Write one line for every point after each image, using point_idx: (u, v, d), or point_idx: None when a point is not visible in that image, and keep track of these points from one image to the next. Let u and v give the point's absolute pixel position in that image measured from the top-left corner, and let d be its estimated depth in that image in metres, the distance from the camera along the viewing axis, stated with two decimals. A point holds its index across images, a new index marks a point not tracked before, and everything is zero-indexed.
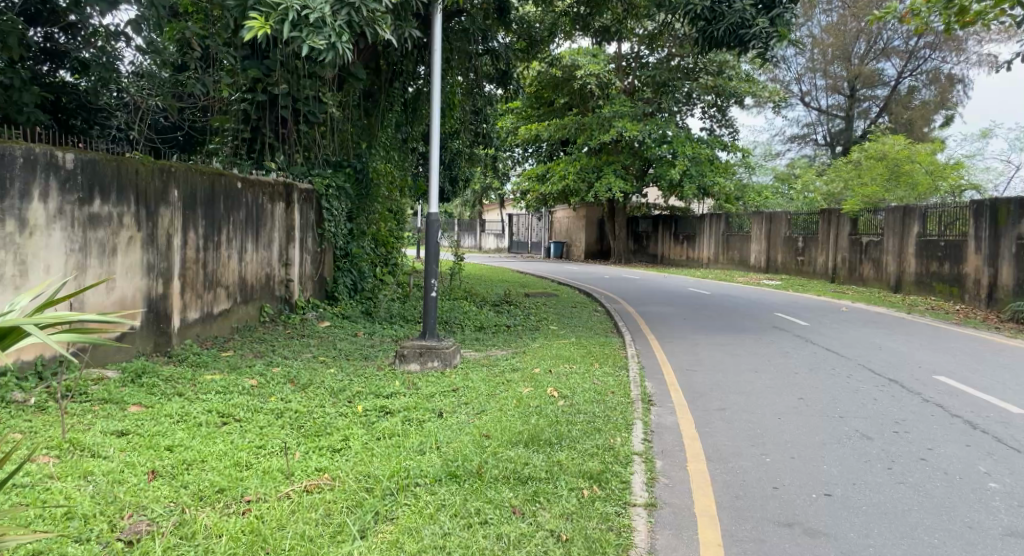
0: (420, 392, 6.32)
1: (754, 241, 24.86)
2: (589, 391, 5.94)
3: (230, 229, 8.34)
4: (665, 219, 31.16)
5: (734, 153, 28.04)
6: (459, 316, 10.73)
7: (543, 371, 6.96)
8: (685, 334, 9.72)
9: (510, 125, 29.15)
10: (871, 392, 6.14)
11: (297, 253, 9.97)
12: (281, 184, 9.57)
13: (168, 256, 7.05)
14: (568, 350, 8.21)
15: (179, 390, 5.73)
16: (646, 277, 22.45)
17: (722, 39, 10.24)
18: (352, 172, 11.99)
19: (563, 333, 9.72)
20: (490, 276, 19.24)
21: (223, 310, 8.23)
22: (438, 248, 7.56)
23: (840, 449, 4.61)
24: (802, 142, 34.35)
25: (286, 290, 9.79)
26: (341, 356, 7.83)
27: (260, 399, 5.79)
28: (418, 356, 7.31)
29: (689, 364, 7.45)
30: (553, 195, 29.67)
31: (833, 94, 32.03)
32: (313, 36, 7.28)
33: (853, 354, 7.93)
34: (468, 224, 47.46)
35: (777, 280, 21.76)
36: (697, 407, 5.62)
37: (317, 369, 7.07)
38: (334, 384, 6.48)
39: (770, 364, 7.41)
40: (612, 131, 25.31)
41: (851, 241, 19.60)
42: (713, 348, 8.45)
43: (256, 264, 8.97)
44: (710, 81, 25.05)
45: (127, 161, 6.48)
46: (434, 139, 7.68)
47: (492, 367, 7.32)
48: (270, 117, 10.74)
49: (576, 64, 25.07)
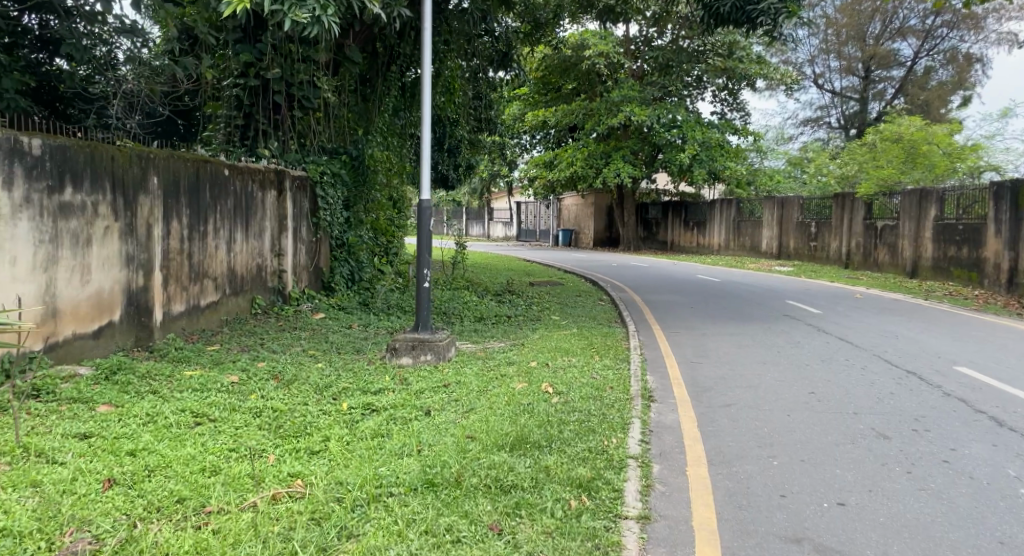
0: (409, 388, 6.03)
1: (766, 227, 24.36)
2: (586, 387, 5.62)
3: (217, 218, 8.04)
4: (674, 206, 30.66)
5: (745, 137, 27.51)
6: (458, 306, 10.42)
7: (540, 365, 6.66)
8: (691, 324, 9.36)
9: (517, 111, 28.74)
10: (887, 385, 5.77)
11: (291, 243, 9.66)
12: (272, 171, 9.25)
13: (149, 247, 6.75)
14: (568, 342, 7.90)
15: (154, 388, 5.43)
16: (654, 264, 22.03)
17: (729, 16, 9.83)
18: (348, 159, 11.47)
19: (564, 324, 9.40)
20: (495, 265, 18.90)
21: (211, 302, 7.95)
22: (432, 236, 7.19)
23: (854, 450, 4.26)
24: (816, 125, 33.68)
25: (279, 281, 9.49)
26: (332, 349, 7.54)
27: (239, 396, 5.47)
28: (411, 349, 6.98)
29: (694, 356, 7.10)
30: (561, 182, 29.27)
31: (847, 76, 31.32)
32: (296, 10, 7.15)
33: (867, 343, 7.56)
34: (477, 213, 47.14)
35: (789, 266, 21.29)
36: (701, 404, 5.27)
37: (305, 364, 6.77)
38: (321, 380, 6.19)
39: (779, 355, 7.05)
40: (620, 115, 24.84)
41: (865, 225, 19.14)
42: (720, 339, 8.09)
43: (247, 255, 8.68)
44: (720, 63, 24.50)
45: (101, 147, 6.17)
46: (427, 119, 7.34)
47: (487, 361, 7.02)
48: (264, 103, 10.57)
49: (583, 48, 24.63)
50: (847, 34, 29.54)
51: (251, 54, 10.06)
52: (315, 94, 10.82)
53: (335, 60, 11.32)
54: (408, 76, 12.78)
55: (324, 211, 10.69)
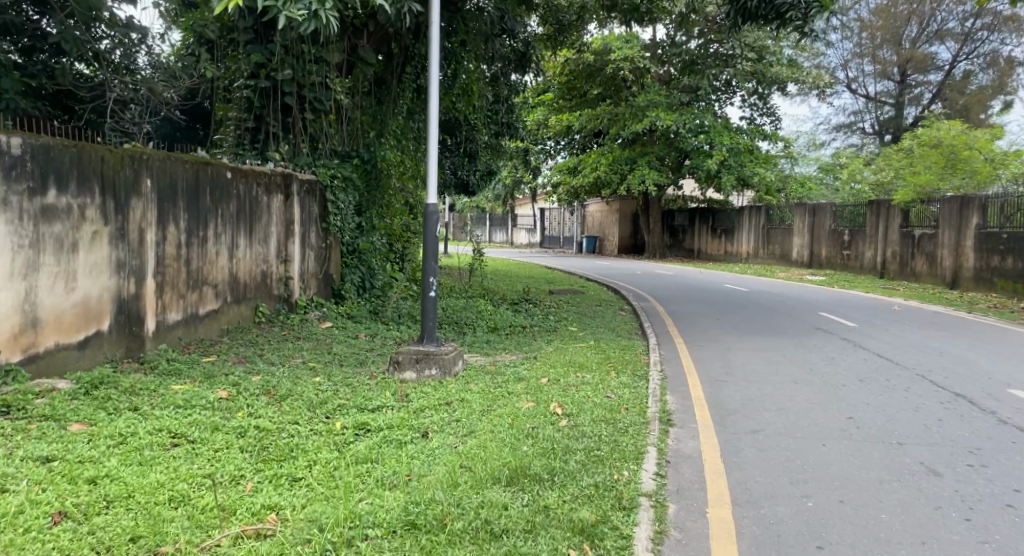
0: (409, 406, 5.62)
1: (796, 234, 23.63)
2: (601, 408, 5.14)
3: (218, 223, 7.69)
4: (701, 213, 30.01)
5: (775, 142, 26.83)
6: (471, 316, 10.01)
7: (552, 382, 6.19)
8: (717, 337, 8.82)
9: (541, 117, 28.32)
10: (933, 410, 5.22)
11: (298, 249, 9.33)
12: (279, 175, 8.92)
13: (142, 254, 6.40)
14: (584, 356, 7.42)
15: (135, 404, 5.04)
16: (680, 272, 21.46)
17: (757, 11, 9.33)
18: (359, 162, 11.05)
19: (581, 336, 8.93)
20: (515, 272, 18.48)
21: (211, 311, 7.61)
22: (438, 241, 6.84)
23: (902, 490, 3.73)
24: (849, 130, 32.81)
25: (285, 289, 9.15)
26: (334, 361, 7.15)
27: (224, 414, 5.04)
28: (414, 363, 6.58)
29: (718, 373, 6.60)
30: (585, 188, 28.77)
31: (881, 81, 30.45)
32: (292, 6, 7.20)
33: (908, 361, 6.99)
34: (500, 219, 46.78)
35: (822, 275, 20.58)
36: (725, 431, 4.79)
37: (302, 377, 6.37)
38: (316, 396, 5.79)
39: (812, 373, 6.51)
40: (646, 120, 24.30)
41: (901, 233, 18.44)
42: (748, 354, 7.56)
43: (250, 261, 8.35)
44: (750, 67, 23.87)
45: (90, 148, 5.82)
46: (434, 118, 6.94)
47: (495, 377, 6.58)
48: (274, 105, 10.31)
49: (608, 52, 24.22)
50: (882, 37, 28.72)
51: (262, 54, 9.79)
52: (327, 96, 10.59)
53: (349, 62, 11.25)
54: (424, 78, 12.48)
55: (334, 216, 10.32)
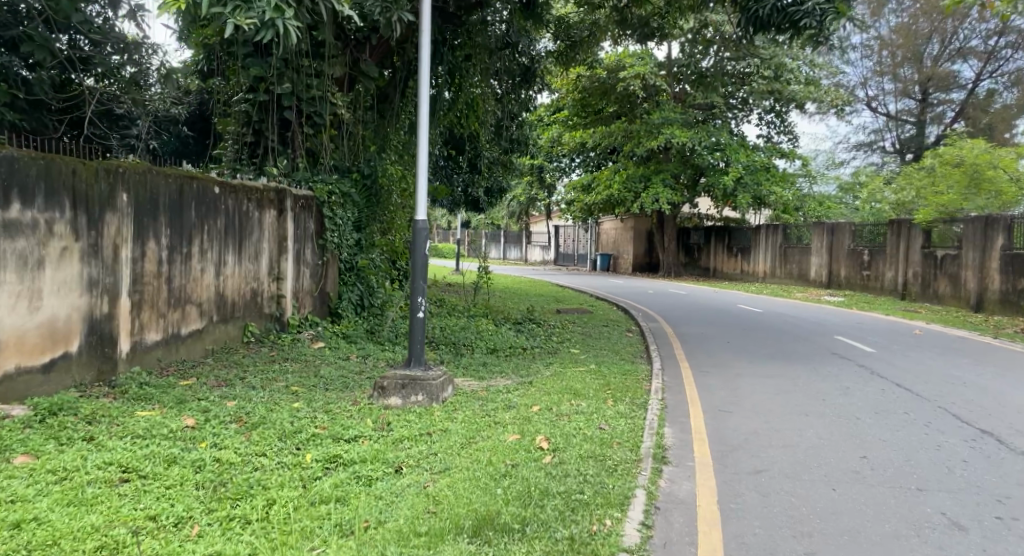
0: (388, 436, 5.27)
1: (815, 254, 23.06)
2: (591, 442, 4.74)
3: (203, 240, 7.41)
4: (717, 231, 29.48)
5: (793, 160, 26.35)
6: (470, 337, 9.64)
7: (543, 411, 5.80)
8: (727, 362, 8.37)
9: (554, 134, 28.02)
10: (957, 450, 4.77)
11: (291, 266, 9.03)
12: (272, 190, 8.65)
13: (117, 271, 6.11)
14: (582, 382, 7.02)
15: (91, 433, 4.72)
16: (694, 292, 20.99)
17: (768, 19, 8.97)
18: (359, 177, 10.79)
19: (583, 359, 8.52)
20: (524, 290, 18.13)
21: (194, 330, 7.31)
22: (427, 260, 6.51)
23: (920, 549, 3.31)
24: (869, 149, 32.22)
25: (277, 307, 8.85)
26: (318, 385, 6.80)
27: (186, 445, 4.69)
28: (400, 389, 6.22)
29: (723, 403, 6.17)
30: (599, 206, 28.40)
31: (903, 99, 29.89)
32: (240, 14, 6.83)
33: (929, 392, 6.52)
34: (515, 236, 46.48)
35: (841, 296, 20.02)
36: (724, 471, 4.39)
37: (280, 403, 6.02)
38: (290, 423, 5.44)
39: (823, 404, 6.08)
40: (660, 138, 23.93)
41: (923, 254, 17.90)
42: (757, 382, 7.12)
43: (239, 279, 8.06)
44: (766, 85, 23.46)
45: (61, 160, 5.57)
46: (424, 133, 6.64)
47: (485, 405, 6.19)
48: (274, 118, 10.17)
49: (621, 69, 23.77)
50: (902, 54, 28.22)
51: (261, 68, 9.72)
52: (328, 110, 10.31)
53: (350, 76, 11.02)
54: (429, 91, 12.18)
55: (331, 233, 10.01)
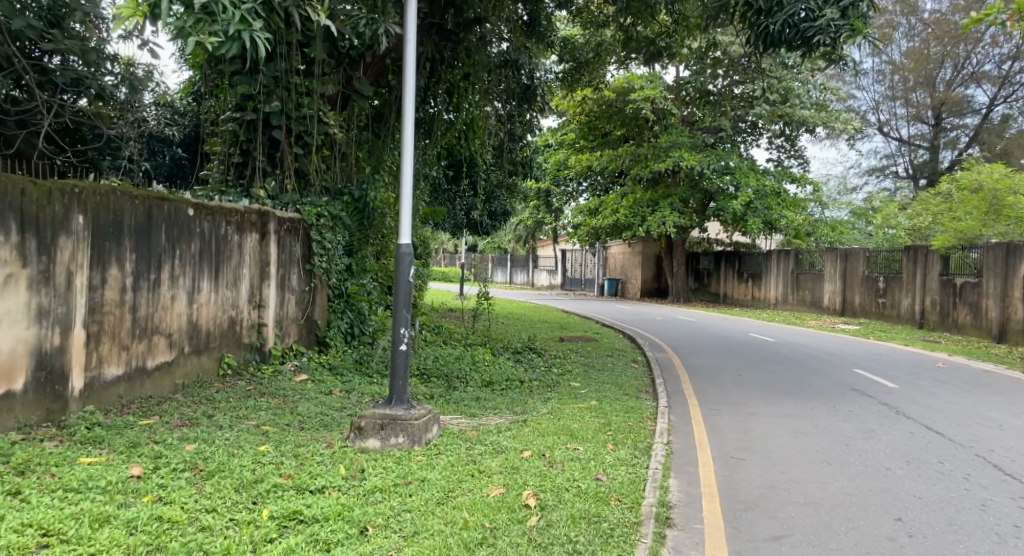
0: (359, 487, 4.71)
1: (827, 280, 22.39)
2: (585, 501, 4.18)
3: (174, 265, 6.91)
4: (727, 256, 28.85)
5: (804, 185, 25.81)
6: (465, 368, 9.06)
7: (534, 457, 5.19)
8: (738, 398, 7.75)
9: (561, 158, 27.60)
10: (1004, 513, 4.17)
11: (274, 293, 8.52)
12: (254, 212, 8.18)
13: (71, 300, 5.62)
14: (580, 421, 6.45)
15: (20, 485, 4.19)
16: (703, 318, 20.37)
17: (779, 36, 8.47)
18: (350, 200, 10.26)
19: (583, 394, 7.90)
20: (527, 316, 17.57)
21: (162, 363, 6.80)
22: (411, 289, 6.00)
23: None
24: (881, 174, 31.66)
25: (258, 337, 8.33)
26: (293, 425, 6.24)
27: (125, 501, 4.14)
28: (379, 430, 5.66)
29: (734, 448, 5.58)
30: (606, 230, 27.85)
31: (915, 124, 29.37)
32: (202, 29, 6.20)
33: (963, 437, 5.91)
34: (522, 261, 45.93)
35: (855, 324, 19.36)
36: (738, 538, 3.81)
37: (245, 446, 5.46)
38: (249, 470, 4.86)
39: (847, 451, 5.49)
40: (668, 161, 23.46)
41: (941, 281, 17.27)
42: (771, 422, 6.52)
43: (215, 307, 7.56)
44: (776, 109, 23.01)
45: (8, 179, 5.10)
46: (408, 151, 6.15)
47: (472, 447, 5.62)
48: (263, 138, 9.76)
49: (630, 91, 23.26)
50: (914, 79, 27.77)
51: (250, 86, 9.34)
52: (318, 130, 9.89)
53: (343, 94, 10.64)
54: (428, 110, 11.73)
55: (320, 257, 9.49)
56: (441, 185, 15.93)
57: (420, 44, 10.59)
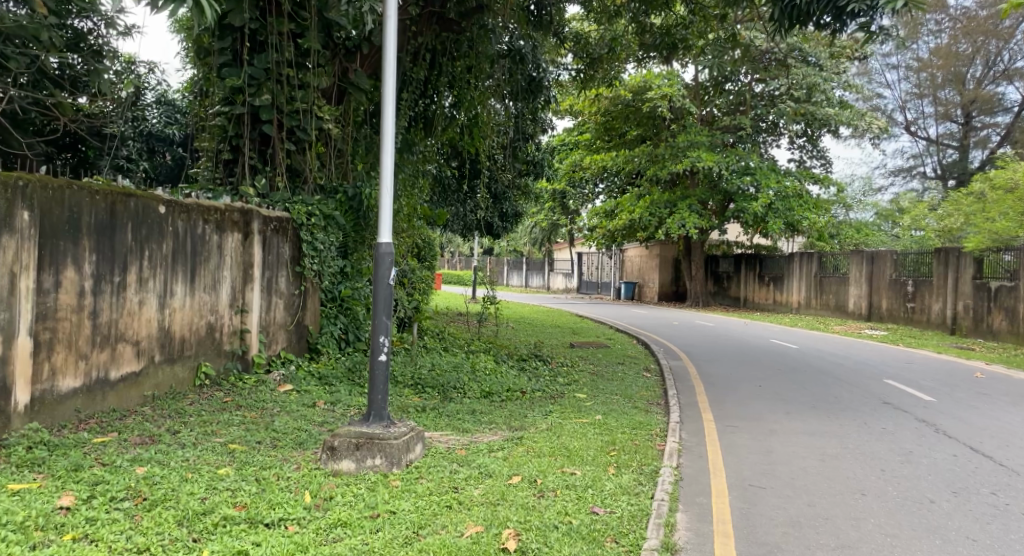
0: (323, 519, 4.13)
1: (853, 284, 21.52)
2: (574, 545, 3.63)
3: (144, 267, 6.38)
4: (747, 259, 28.01)
5: (827, 186, 24.94)
6: (463, 377, 8.46)
7: (524, 484, 4.57)
8: (759, 414, 7.06)
9: (577, 159, 26.90)
10: None
11: (258, 297, 7.98)
12: (235, 210, 7.63)
13: (14, 306, 5.10)
14: (583, 439, 5.81)
15: None
16: (723, 324, 19.63)
17: (806, 8, 7.73)
18: (344, 199, 9.68)
19: (588, 407, 7.25)
20: (539, 321, 16.95)
21: (129, 373, 6.27)
22: (391, 292, 5.42)
23: None
24: (908, 174, 30.64)
25: (241, 344, 7.79)
26: (266, 443, 5.67)
27: (46, 540, 3.62)
28: (353, 450, 5.07)
29: (754, 476, 4.92)
30: (622, 232, 27.12)
31: (943, 122, 28.33)
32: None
33: (1019, 463, 5.21)
34: (537, 264, 45.24)
35: (882, 330, 18.53)
36: None
37: (204, 468, 4.90)
38: (197, 499, 4.29)
39: (887, 482, 4.81)
40: (686, 162, 22.71)
41: (975, 285, 16.49)
42: (797, 444, 5.85)
43: (191, 312, 7.02)
44: (799, 108, 22.18)
45: None
46: (389, 141, 5.57)
47: (457, 470, 5.02)
48: (252, 134, 9.24)
49: (647, 90, 22.48)
50: (943, 76, 26.81)
51: (238, 78, 8.81)
52: (313, 126, 9.31)
53: (340, 88, 10.12)
54: (429, 104, 11.18)
55: (311, 259, 8.93)
56: (447, 184, 15.33)
57: (421, 34, 10.06)
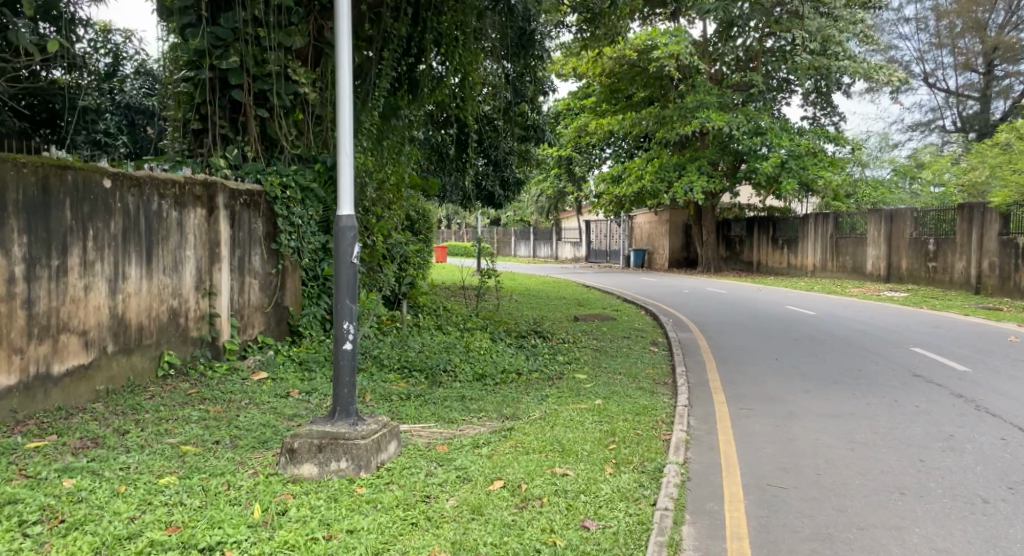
0: (271, 540, 3.53)
1: (870, 244, 20.65)
2: None
3: (89, 247, 5.72)
4: (759, 221, 27.11)
5: (842, 144, 23.96)
6: (453, 358, 7.81)
7: (507, 492, 3.94)
8: (776, 393, 6.38)
9: (582, 123, 25.88)
10: None
11: (227, 278, 7.34)
12: (196, 183, 6.95)
13: None
14: (579, 430, 5.16)
15: None
16: (735, 290, 18.87)
17: None
18: (323, 169, 8.96)
19: (587, 391, 6.58)
20: (544, 293, 16.25)
21: (76, 366, 5.65)
22: (353, 271, 4.74)
23: None
24: (926, 129, 29.48)
25: (209, 330, 7.17)
26: (225, 443, 5.06)
27: None
28: (315, 453, 4.46)
29: (774, 473, 4.28)
30: (630, 198, 26.19)
31: (964, 73, 27.09)
32: None
33: None
34: (545, 233, 44.38)
35: (903, 291, 17.74)
36: None
37: (144, 476, 4.28)
38: (124, 518, 3.70)
39: (925, 479, 4.15)
40: (695, 123, 21.73)
41: (1001, 242, 15.68)
42: (820, 430, 5.18)
43: (148, 297, 6.37)
44: (812, 61, 21.15)
45: None
46: (346, 100, 4.82)
47: (432, 474, 4.39)
48: (221, 100, 8.51)
49: (653, 49, 21.41)
50: (962, 23, 25.57)
51: (201, 39, 8.07)
52: (286, 90, 8.56)
53: (316, 49, 9.36)
54: (414, 64, 10.38)
55: (287, 234, 8.25)
56: (442, 152, 14.50)
57: None
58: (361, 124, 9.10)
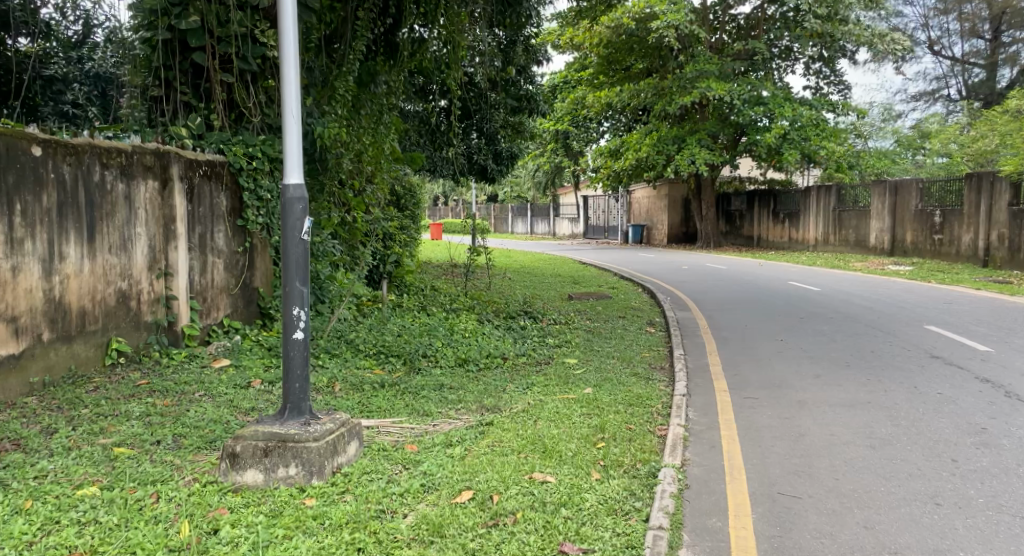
0: None
1: (874, 217, 20.00)
2: None
3: (16, 223, 5.11)
4: (760, 195, 26.45)
5: (846, 113, 23.21)
6: (433, 342, 7.21)
7: (475, 506, 3.38)
8: (785, 380, 5.80)
9: (579, 96, 25.02)
10: None
11: (184, 256, 6.74)
12: (147, 152, 6.33)
13: None
14: (565, 426, 4.58)
15: None
16: (736, 265, 18.27)
17: None
18: None
19: (578, 378, 5.99)
20: (538, 271, 15.63)
21: (5, 357, 5.07)
22: (302, 250, 4.12)
23: None
24: (931, 97, 28.65)
25: (166, 313, 6.58)
26: (165, 444, 4.48)
27: None
28: (261, 458, 3.88)
29: (786, 478, 3.73)
30: (629, 173, 25.45)
31: (970, 39, 26.25)
32: None
33: None
34: (542, 209, 43.64)
35: (908, 264, 17.13)
36: None
37: (59, 487, 3.71)
38: (21, 543, 3.14)
39: (961, 485, 3.59)
40: (694, 93, 20.95)
41: (1011, 213, 15.05)
42: (837, 423, 4.61)
43: (90, 278, 5.77)
44: (817, 27, 20.28)
45: None
46: (291, 53, 4.13)
47: (393, 481, 3.82)
48: (182, 64, 7.81)
49: (652, 17, 20.56)
50: None
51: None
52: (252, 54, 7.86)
53: None
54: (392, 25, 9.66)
55: (254, 209, 7.62)
56: (430, 125, 13.80)
57: None
58: (334, 90, 8.40)
